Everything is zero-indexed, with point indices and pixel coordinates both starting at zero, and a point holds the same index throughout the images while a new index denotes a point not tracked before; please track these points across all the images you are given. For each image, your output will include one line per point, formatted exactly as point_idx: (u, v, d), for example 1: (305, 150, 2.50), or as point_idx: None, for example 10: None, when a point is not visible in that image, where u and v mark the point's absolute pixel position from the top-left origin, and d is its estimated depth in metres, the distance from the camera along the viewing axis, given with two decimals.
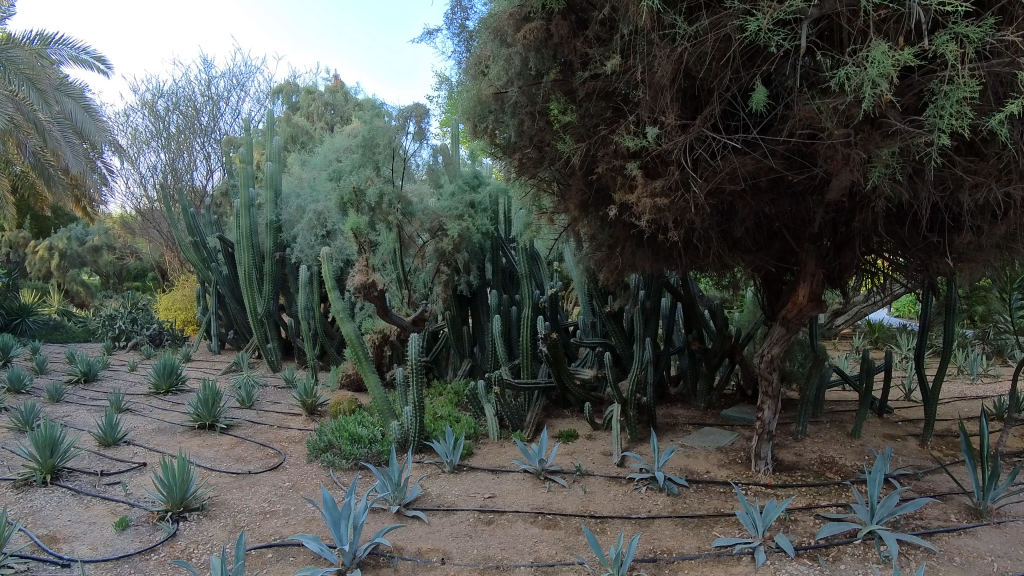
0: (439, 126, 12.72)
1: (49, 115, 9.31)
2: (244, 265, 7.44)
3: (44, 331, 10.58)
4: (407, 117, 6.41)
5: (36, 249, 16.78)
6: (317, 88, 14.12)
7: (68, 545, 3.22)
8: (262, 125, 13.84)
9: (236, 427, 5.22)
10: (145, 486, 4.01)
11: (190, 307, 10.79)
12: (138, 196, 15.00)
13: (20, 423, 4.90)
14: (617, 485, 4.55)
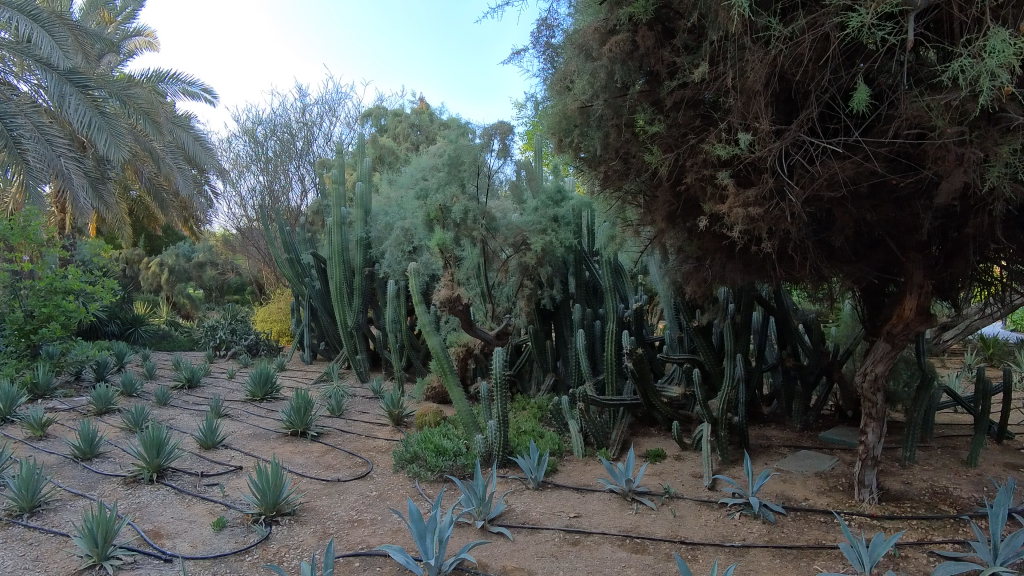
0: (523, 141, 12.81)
1: (162, 144, 10.06)
2: (336, 280, 7.71)
3: (154, 340, 11.35)
4: (491, 135, 6.26)
5: (148, 265, 18.13)
6: (404, 110, 14.54)
7: (170, 542, 3.39)
8: (352, 147, 14.40)
9: (327, 434, 5.35)
10: (241, 489, 4.16)
11: (285, 319, 11.29)
12: (239, 216, 15.96)
13: (131, 425, 5.24)
14: (707, 510, 4.34)
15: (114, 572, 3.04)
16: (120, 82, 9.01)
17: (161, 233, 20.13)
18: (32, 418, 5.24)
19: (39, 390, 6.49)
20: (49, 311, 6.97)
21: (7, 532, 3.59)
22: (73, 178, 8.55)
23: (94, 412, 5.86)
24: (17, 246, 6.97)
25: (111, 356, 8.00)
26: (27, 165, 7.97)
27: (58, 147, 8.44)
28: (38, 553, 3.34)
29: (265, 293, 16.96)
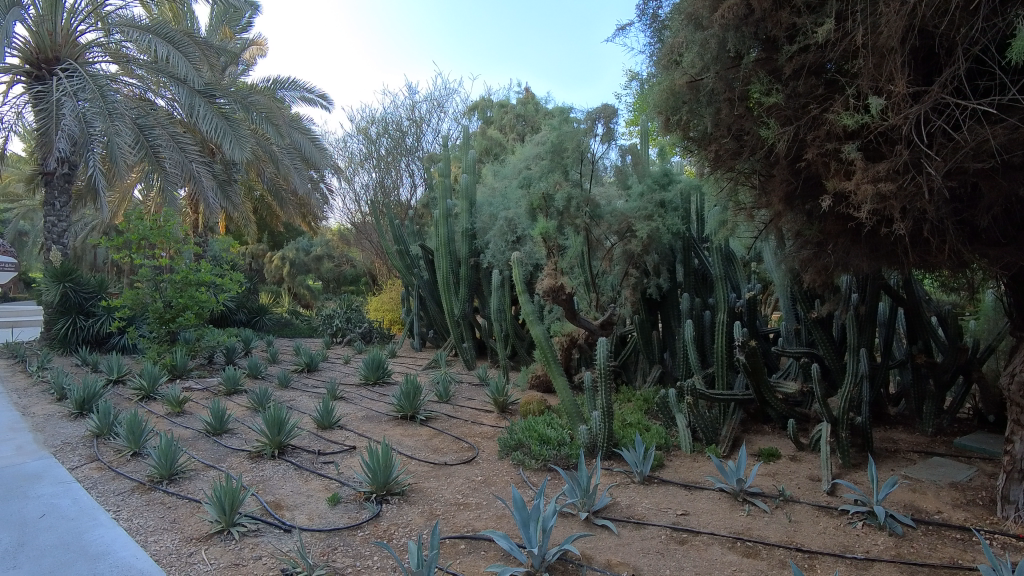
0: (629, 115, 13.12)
1: (281, 147, 10.64)
2: (443, 270, 7.86)
3: (278, 328, 12.09)
4: (595, 119, 6.15)
5: (272, 259, 19.39)
6: (509, 102, 14.49)
7: (290, 513, 3.59)
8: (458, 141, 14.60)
9: (435, 419, 5.47)
10: (354, 468, 4.33)
11: (395, 308, 11.59)
12: (353, 210, 16.70)
13: (256, 404, 5.60)
14: (826, 516, 4.04)
15: (239, 538, 3.27)
16: (243, 91, 9.58)
17: (283, 229, 21.46)
18: (171, 396, 5.72)
19: (177, 372, 7.10)
20: (185, 302, 7.51)
21: (149, 496, 3.95)
22: (204, 181, 9.22)
23: (224, 392, 6.33)
24: (157, 243, 7.59)
25: (240, 341, 8.61)
26: (164, 171, 8.70)
27: (190, 153, 9.12)
28: (175, 516, 3.65)
29: (377, 284, 17.63)
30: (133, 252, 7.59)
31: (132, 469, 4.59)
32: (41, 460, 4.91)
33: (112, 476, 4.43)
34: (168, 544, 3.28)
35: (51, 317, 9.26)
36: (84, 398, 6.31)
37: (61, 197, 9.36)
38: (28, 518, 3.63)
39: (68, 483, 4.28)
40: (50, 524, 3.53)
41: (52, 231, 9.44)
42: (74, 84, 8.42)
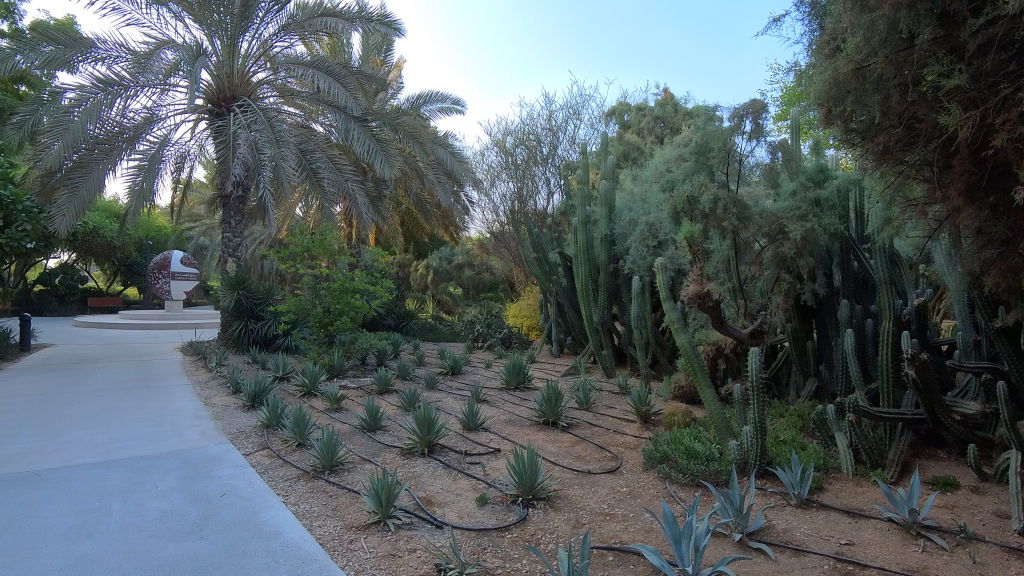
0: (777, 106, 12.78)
1: (426, 163, 11.05)
2: (581, 276, 7.79)
3: (423, 332, 12.57)
4: (742, 115, 5.85)
5: (418, 268, 20.28)
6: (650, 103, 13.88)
7: (440, 510, 3.73)
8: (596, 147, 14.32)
9: (577, 426, 5.39)
10: (500, 470, 4.38)
11: (534, 314, 11.69)
12: (492, 221, 16.50)
13: (406, 403, 5.89)
14: (1021, 561, 3.48)
15: (394, 530, 3.49)
16: (392, 113, 10.11)
17: (428, 240, 22.41)
18: (330, 393, 6.14)
19: (335, 371, 7.61)
20: (341, 307, 7.98)
21: (314, 485, 4.39)
22: (358, 198, 9.75)
23: (377, 391, 6.67)
24: (317, 255, 8.14)
25: (389, 344, 9.06)
26: (323, 190, 9.39)
27: (346, 173, 9.75)
28: (337, 504, 4.06)
29: (516, 291, 17.82)
30: (297, 263, 8.20)
31: (298, 459, 5.11)
32: (221, 446, 5.61)
33: (280, 463, 5.00)
34: (330, 530, 3.64)
35: (227, 319, 10.27)
36: (255, 392, 6.94)
37: (236, 216, 10.35)
38: (213, 496, 4.33)
39: (244, 467, 4.97)
40: (232, 502, 4.19)
41: (228, 245, 10.48)
42: (247, 117, 9.31)
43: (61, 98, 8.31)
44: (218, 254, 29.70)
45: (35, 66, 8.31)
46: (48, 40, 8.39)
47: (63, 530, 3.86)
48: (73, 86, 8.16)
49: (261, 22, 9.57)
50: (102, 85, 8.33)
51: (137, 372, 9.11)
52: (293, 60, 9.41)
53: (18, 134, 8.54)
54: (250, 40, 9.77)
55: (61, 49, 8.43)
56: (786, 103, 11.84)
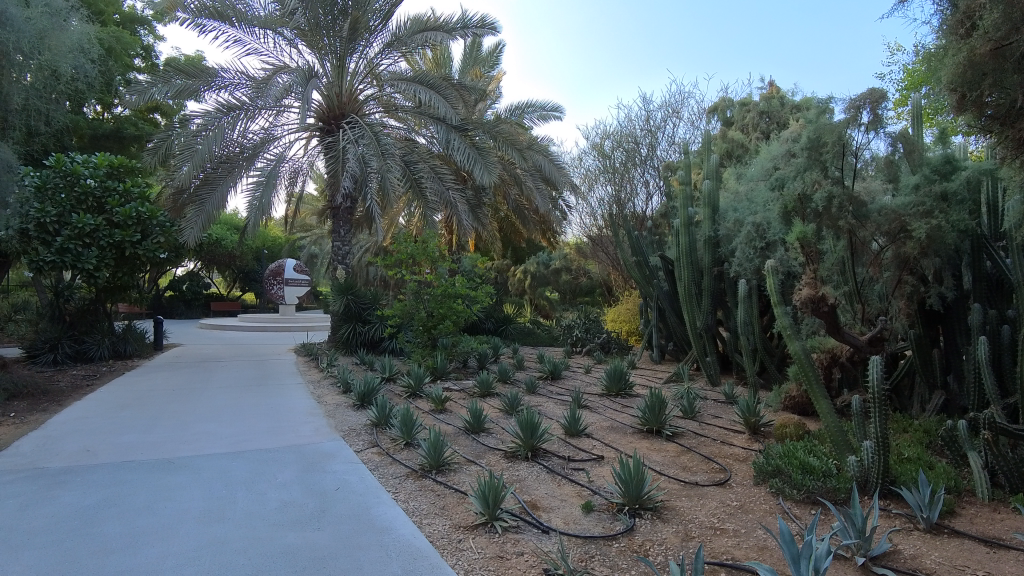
0: (897, 91, 11.97)
1: (525, 170, 11.07)
2: (685, 281, 7.56)
3: (522, 337, 12.63)
4: (859, 106, 5.50)
5: (515, 273, 20.37)
6: (754, 97, 13.21)
7: (546, 515, 3.90)
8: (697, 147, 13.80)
9: (682, 435, 5.22)
10: (604, 477, 4.47)
11: (632, 320, 11.41)
12: (590, 225, 16.25)
13: (508, 407, 6.03)
14: None
15: (501, 532, 3.68)
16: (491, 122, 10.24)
17: (525, 245, 22.48)
18: (434, 394, 6.36)
19: (437, 373, 7.84)
20: (443, 311, 8.12)
21: (422, 482, 4.72)
22: (459, 206, 9.99)
23: (479, 394, 6.77)
24: (420, 261, 8.37)
25: (489, 348, 9.16)
26: (425, 199, 9.71)
27: (447, 182, 10.02)
28: (444, 503, 4.31)
29: (614, 296, 17.51)
30: (401, 269, 8.48)
31: (407, 457, 5.41)
32: (334, 442, 5.93)
33: (389, 462, 5.31)
34: (439, 528, 3.87)
35: (337, 322, 10.77)
36: (364, 392, 7.24)
37: (345, 226, 10.75)
38: (329, 490, 4.60)
39: (356, 463, 5.26)
40: (346, 496, 4.45)
41: (337, 254, 10.92)
42: (356, 132, 9.72)
43: (189, 124, 8.97)
44: (327, 261, 31.16)
45: (169, 97, 9.08)
46: (180, 73, 9.07)
47: (195, 513, 4.20)
48: (201, 113, 8.81)
49: (367, 43, 9.93)
50: (225, 111, 8.91)
51: (256, 371, 9.71)
52: (399, 75, 9.80)
53: (154, 157, 9.32)
54: (358, 60, 10.19)
55: (190, 81, 9.11)
56: (908, 88, 10.98)
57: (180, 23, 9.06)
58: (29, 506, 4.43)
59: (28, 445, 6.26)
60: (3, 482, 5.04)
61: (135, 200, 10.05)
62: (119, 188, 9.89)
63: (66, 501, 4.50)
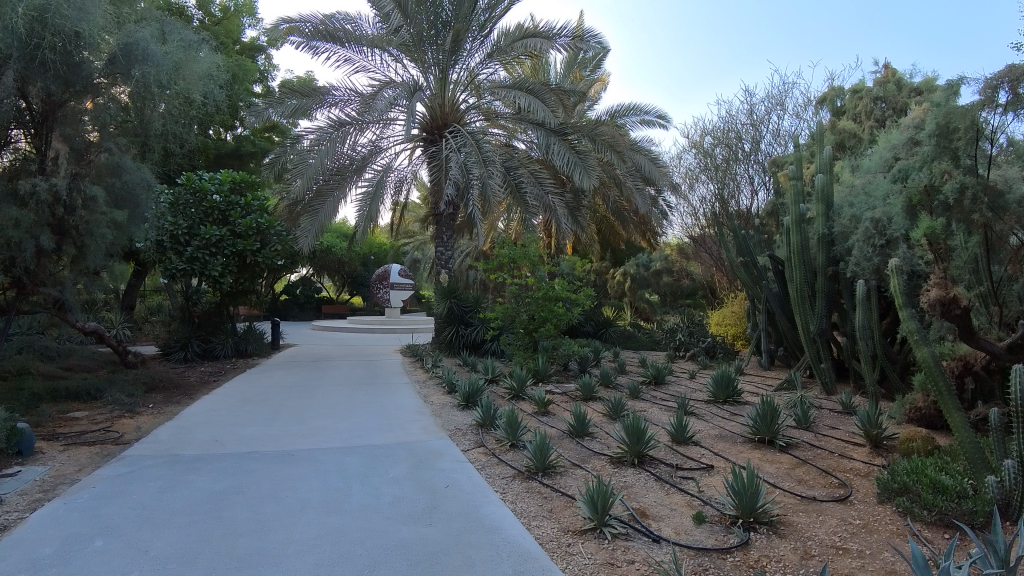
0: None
1: (625, 171, 10.98)
2: (796, 282, 7.26)
3: (622, 340, 12.52)
4: (996, 86, 5.06)
5: (615, 275, 20.22)
6: (868, 82, 12.40)
7: (656, 524, 3.88)
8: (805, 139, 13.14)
9: (796, 446, 5.04)
10: (715, 487, 4.40)
11: (739, 323, 11.10)
12: (691, 225, 15.85)
13: (612, 412, 6.03)
14: None
15: (611, 539, 3.71)
16: (590, 124, 10.22)
17: (624, 247, 22.23)
18: (538, 397, 6.47)
19: (539, 376, 7.95)
20: (545, 315, 8.19)
21: (529, 484, 4.83)
22: (558, 209, 10.06)
23: (582, 397, 6.81)
24: (520, 264, 8.49)
25: (590, 351, 9.16)
26: (526, 204, 9.85)
27: (547, 186, 10.11)
28: (552, 506, 4.38)
29: (718, 297, 16.99)
30: (503, 273, 8.64)
31: (512, 458, 5.53)
32: (441, 441, 6.15)
33: (496, 462, 5.45)
34: (548, 531, 3.93)
35: (441, 325, 11.13)
36: (469, 393, 7.45)
37: (448, 232, 11.06)
38: (439, 487, 4.79)
39: (463, 462, 5.43)
40: (455, 494, 4.62)
41: (440, 259, 11.22)
42: (458, 140, 9.99)
43: (302, 140, 9.49)
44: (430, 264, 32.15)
45: (285, 117, 9.64)
46: (294, 93, 9.66)
47: (314, 503, 4.49)
48: (314, 130, 9.32)
49: (468, 53, 10.18)
50: (336, 127, 9.39)
51: (365, 370, 10.19)
52: (500, 82, 9.97)
53: (272, 172, 10.00)
54: (459, 71, 10.45)
55: (304, 100, 9.67)
56: None
57: (294, 47, 9.67)
58: (168, 489, 4.88)
59: (165, 433, 6.89)
60: (146, 466, 5.58)
61: (256, 212, 10.78)
62: (241, 201, 10.63)
63: (200, 486, 4.93)
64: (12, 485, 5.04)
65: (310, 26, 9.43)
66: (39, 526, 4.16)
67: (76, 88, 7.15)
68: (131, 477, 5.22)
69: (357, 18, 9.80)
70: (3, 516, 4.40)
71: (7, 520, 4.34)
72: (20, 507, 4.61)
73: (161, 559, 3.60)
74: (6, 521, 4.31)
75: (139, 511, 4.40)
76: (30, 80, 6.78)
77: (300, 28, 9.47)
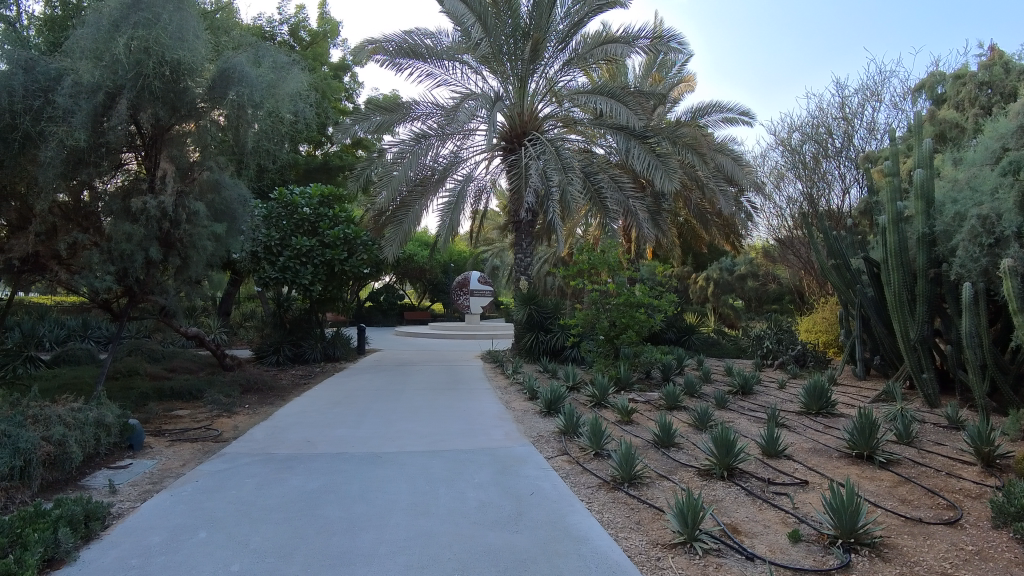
0: None
1: (707, 172, 10.78)
2: (894, 286, 6.93)
3: (706, 347, 12.28)
4: None
5: (698, 279, 19.92)
6: (973, 67, 11.64)
7: (749, 541, 3.81)
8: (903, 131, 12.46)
9: (898, 463, 4.82)
10: (811, 504, 4.27)
11: (831, 330, 10.67)
12: (778, 227, 15.35)
13: (698, 422, 5.95)
14: None
15: (702, 554, 3.67)
16: (670, 127, 10.11)
17: (707, 251, 21.77)
18: (622, 406, 6.46)
19: (622, 384, 7.93)
20: (627, 322, 8.17)
21: (615, 495, 4.83)
22: (639, 213, 10.00)
23: (666, 406, 6.75)
24: (601, 271, 8.49)
25: (673, 359, 9.05)
26: (606, 209, 9.84)
27: (627, 191, 10.06)
28: (640, 518, 4.37)
29: (807, 302, 16.35)
30: (584, 279, 8.66)
31: (597, 467, 5.55)
32: (525, 447, 6.24)
33: (581, 470, 5.49)
34: (636, 543, 3.94)
35: (521, 331, 11.26)
36: (551, 400, 7.52)
37: (527, 239, 11.17)
38: (524, 494, 4.87)
39: (547, 470, 5.50)
40: (540, 502, 4.68)
41: (519, 265, 11.36)
42: (536, 148, 10.09)
43: (387, 153, 9.84)
44: (509, 271, 32.49)
45: (370, 132, 10.04)
46: (379, 110, 10.02)
47: (403, 505, 4.66)
48: (397, 143, 9.64)
49: (548, 61, 10.26)
50: (418, 140, 9.69)
51: (448, 375, 10.44)
52: (578, 88, 10.00)
53: (358, 184, 10.40)
54: (538, 79, 10.54)
55: (388, 115, 10.00)
56: None
57: (379, 65, 10.04)
58: (265, 486, 5.19)
59: (260, 433, 7.31)
60: (244, 463, 5.95)
61: (343, 223, 11.24)
62: (329, 213, 11.12)
63: (295, 484, 5.22)
64: (125, 477, 5.50)
65: (393, 44, 9.76)
66: (149, 515, 4.53)
67: (181, 113, 7.72)
68: (231, 473, 5.57)
69: (438, 33, 10.09)
70: (118, 505, 4.81)
71: (121, 509, 4.73)
72: (133, 497, 5.02)
73: (261, 552, 3.84)
74: (121, 510, 4.71)
75: (238, 506, 4.70)
76: (140, 108, 7.28)
77: (385, 47, 9.82)
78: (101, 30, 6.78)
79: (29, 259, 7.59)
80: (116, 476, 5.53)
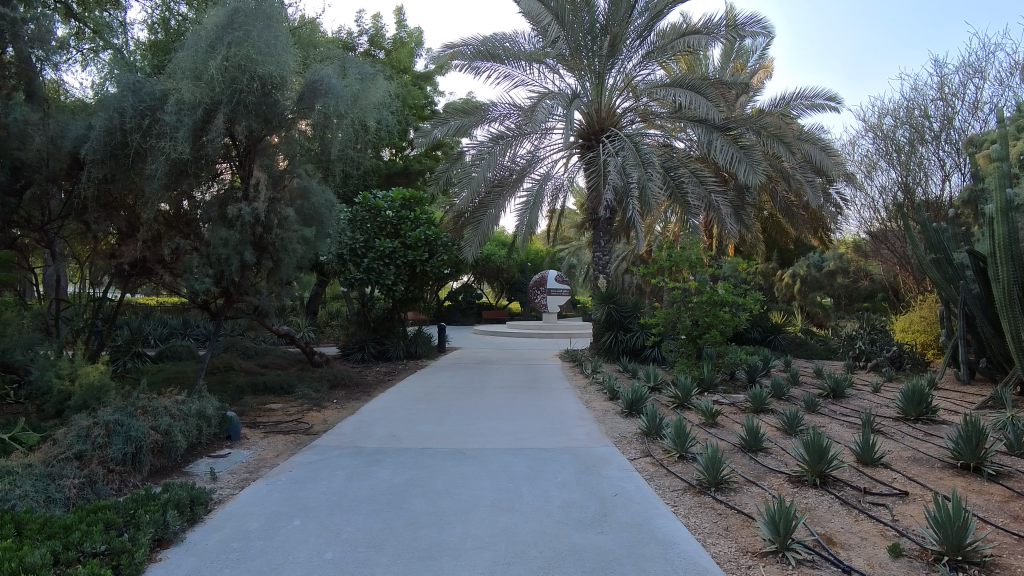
0: None
1: (794, 164, 10.40)
2: (1003, 281, 6.50)
3: (793, 347, 11.92)
4: None
5: (783, 277, 19.75)
6: None
7: (845, 553, 3.72)
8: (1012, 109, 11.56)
9: (1009, 475, 4.55)
10: (912, 517, 4.12)
11: (930, 330, 10.04)
12: (870, 219, 14.64)
13: (788, 426, 5.83)
14: None
15: (796, 564, 3.60)
16: (754, 117, 9.82)
17: (792, 246, 21.10)
18: (706, 408, 6.39)
19: (706, 385, 7.82)
20: (710, 321, 8.02)
21: (702, 499, 4.81)
22: (721, 209, 9.78)
23: (753, 409, 6.63)
24: (682, 269, 8.37)
25: (759, 360, 8.85)
26: (687, 206, 9.69)
27: (709, 186, 9.85)
28: (728, 524, 4.34)
29: (903, 299, 15.52)
30: (665, 277, 8.55)
31: (682, 470, 5.52)
32: (607, 448, 6.27)
33: (665, 473, 5.48)
34: (725, 550, 3.92)
35: (600, 330, 11.26)
36: (632, 400, 7.52)
37: (604, 237, 11.13)
38: (607, 495, 4.91)
39: (630, 471, 5.52)
40: (624, 504, 4.72)
41: (598, 264, 11.34)
42: (614, 145, 10.06)
43: (466, 155, 10.02)
44: (585, 269, 32.43)
45: (449, 135, 10.23)
46: (457, 113, 10.20)
47: (488, 502, 4.81)
48: (476, 146, 9.79)
49: (625, 56, 10.17)
50: (495, 141, 9.84)
51: (527, 374, 10.59)
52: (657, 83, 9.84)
53: (438, 185, 10.65)
54: (616, 74, 10.46)
55: (466, 119, 10.18)
56: None
57: (458, 70, 10.24)
58: (355, 478, 5.46)
59: (349, 427, 7.66)
60: (334, 456, 6.27)
61: (424, 224, 11.53)
62: (410, 215, 11.43)
63: (382, 477, 5.46)
64: (224, 465, 5.90)
65: (471, 48, 9.92)
66: (248, 502, 4.85)
67: (272, 124, 8.06)
68: (322, 465, 5.88)
69: (514, 36, 10.18)
70: (219, 492, 5.18)
71: (223, 495, 5.10)
72: (232, 484, 5.39)
73: (353, 542, 4.07)
74: (223, 496, 5.08)
75: (330, 496, 4.97)
76: (236, 121, 7.63)
77: (462, 51, 9.99)
78: (199, 51, 7.26)
79: (137, 264, 8.23)
80: (216, 464, 5.94)
